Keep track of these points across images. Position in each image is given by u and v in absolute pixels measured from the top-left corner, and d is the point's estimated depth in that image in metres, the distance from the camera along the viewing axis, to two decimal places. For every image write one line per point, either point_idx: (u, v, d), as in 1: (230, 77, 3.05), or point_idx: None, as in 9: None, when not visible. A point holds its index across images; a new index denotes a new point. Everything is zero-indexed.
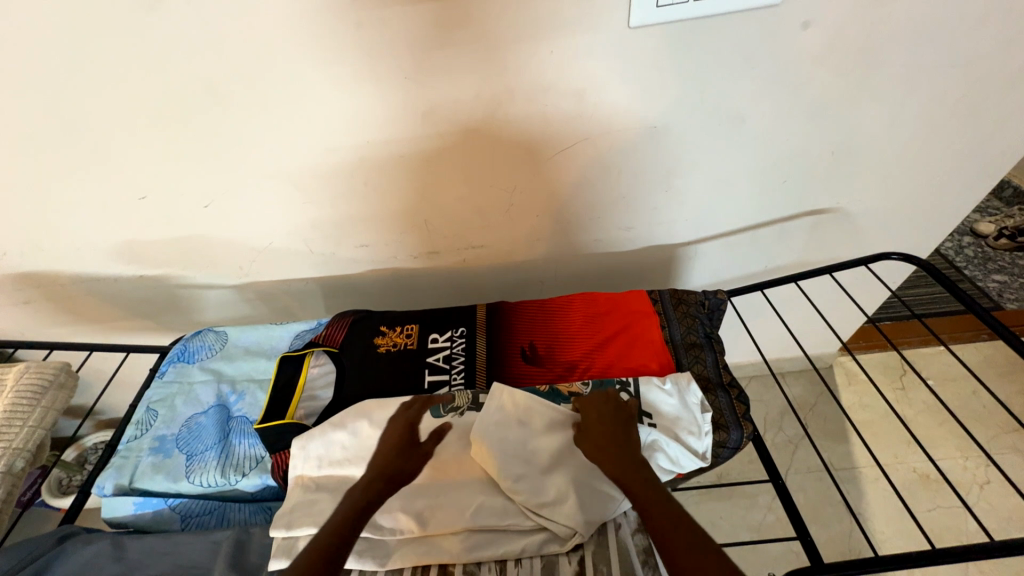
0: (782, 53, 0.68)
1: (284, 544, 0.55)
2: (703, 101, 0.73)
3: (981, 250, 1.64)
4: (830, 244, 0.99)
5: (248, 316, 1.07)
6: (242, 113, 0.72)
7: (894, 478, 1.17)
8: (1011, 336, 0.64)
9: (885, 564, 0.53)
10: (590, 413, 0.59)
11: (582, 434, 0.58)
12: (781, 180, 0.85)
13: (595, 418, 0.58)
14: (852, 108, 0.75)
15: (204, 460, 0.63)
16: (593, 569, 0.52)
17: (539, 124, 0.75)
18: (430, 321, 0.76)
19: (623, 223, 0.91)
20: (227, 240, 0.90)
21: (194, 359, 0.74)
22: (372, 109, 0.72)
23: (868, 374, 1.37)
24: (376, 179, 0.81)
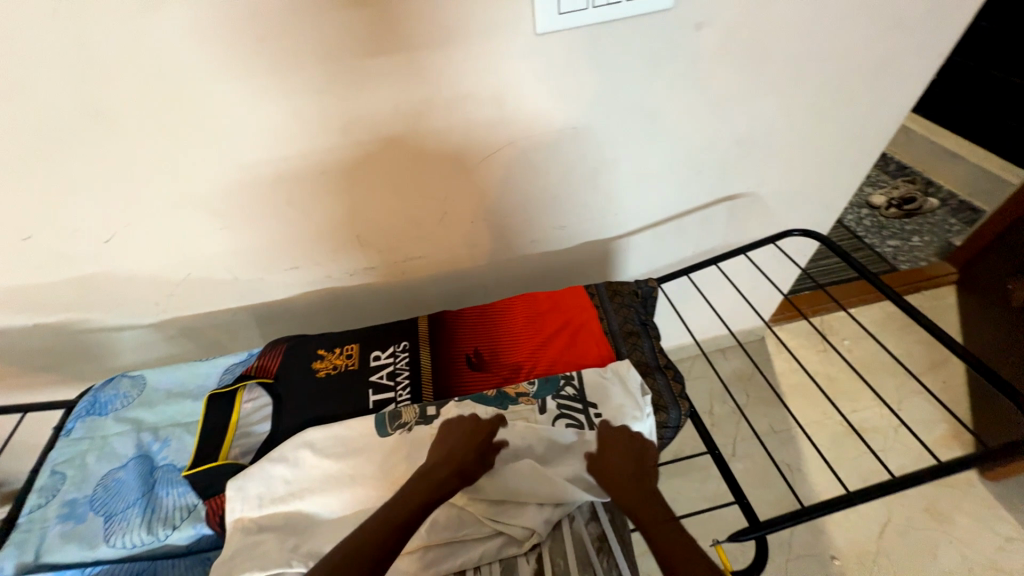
0: (681, 53, 0.73)
1: None
2: (615, 101, 0.76)
3: (877, 219, 1.84)
4: (747, 226, 1.08)
5: (173, 354, 0.98)
6: (138, 138, 0.66)
7: (824, 433, 1.28)
8: (895, 294, 0.72)
9: (813, 512, 0.57)
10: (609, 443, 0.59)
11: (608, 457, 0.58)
12: (696, 170, 0.91)
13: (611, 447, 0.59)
14: (747, 101, 0.82)
15: (126, 519, 0.57)
16: (550, 564, 0.53)
17: (462, 131, 0.75)
18: (370, 339, 0.74)
19: (557, 222, 0.93)
20: (138, 274, 0.83)
21: (107, 410, 0.67)
22: (284, 125, 0.69)
23: (794, 342, 1.50)
24: (300, 197, 0.78)
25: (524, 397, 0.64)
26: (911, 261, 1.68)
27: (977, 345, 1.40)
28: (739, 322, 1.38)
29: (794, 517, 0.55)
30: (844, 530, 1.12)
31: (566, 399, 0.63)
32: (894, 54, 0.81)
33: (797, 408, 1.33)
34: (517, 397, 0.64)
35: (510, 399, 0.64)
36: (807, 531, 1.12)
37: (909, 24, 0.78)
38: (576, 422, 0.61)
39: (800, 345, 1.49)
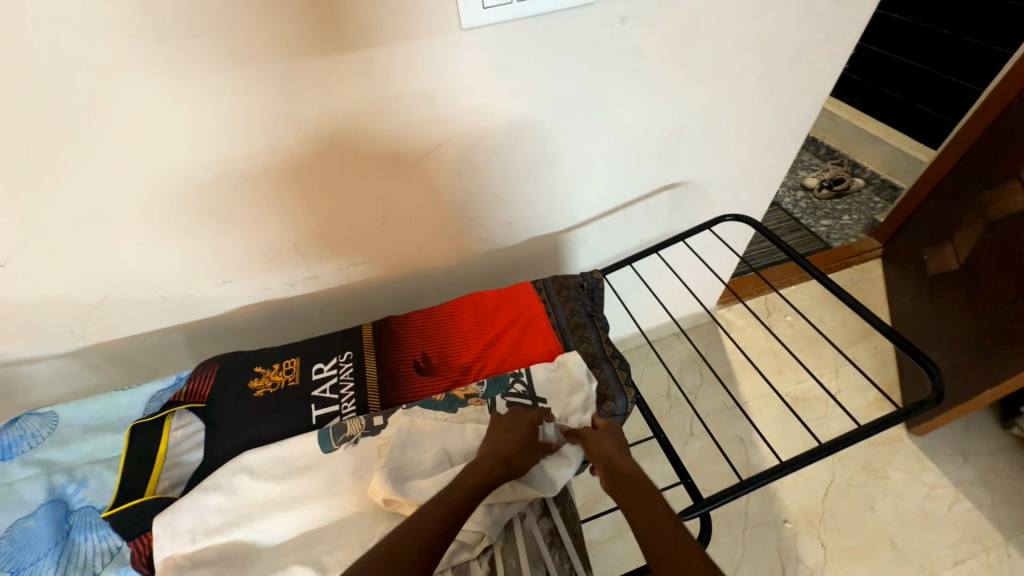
0: (609, 47, 0.74)
1: None
2: (549, 95, 0.76)
3: (811, 201, 1.96)
4: (688, 213, 1.11)
5: (97, 385, 0.91)
6: (25, 151, 0.60)
7: (773, 405, 1.36)
8: (818, 272, 0.77)
9: (747, 486, 0.59)
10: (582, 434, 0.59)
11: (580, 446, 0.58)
12: (635, 162, 0.93)
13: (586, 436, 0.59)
14: (676, 93, 0.85)
15: (37, 572, 0.52)
16: (503, 565, 0.53)
17: (395, 131, 0.73)
18: (311, 351, 0.70)
19: (503, 219, 0.93)
20: (47, 300, 0.75)
21: (13, 453, 0.61)
22: (195, 130, 0.64)
23: (742, 321, 1.57)
24: (224, 207, 0.73)
25: (473, 397, 0.64)
26: (842, 238, 1.80)
27: (900, 312, 1.52)
28: (690, 306, 1.44)
29: (734, 490, 0.58)
30: (794, 495, 1.19)
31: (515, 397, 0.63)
32: (807, 44, 0.86)
33: (747, 383, 1.40)
34: (467, 399, 0.63)
35: (459, 401, 0.63)
36: (761, 499, 1.18)
37: (819, 16, 0.83)
38: None
39: (747, 324, 1.57)
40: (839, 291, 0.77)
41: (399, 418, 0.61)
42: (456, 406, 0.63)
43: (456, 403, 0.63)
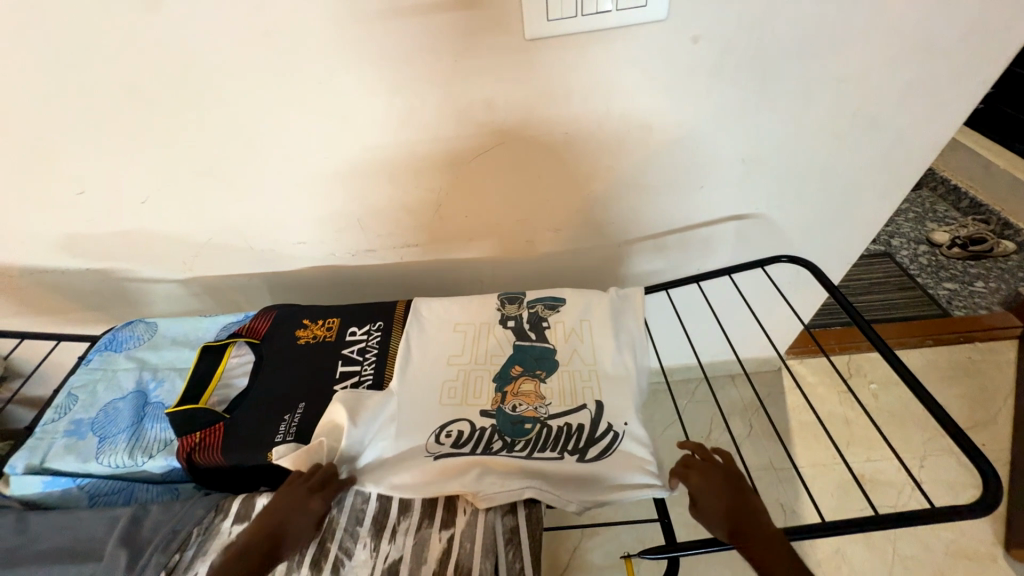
0: (676, 65, 0.72)
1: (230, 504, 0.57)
2: (610, 106, 0.77)
3: (935, 258, 1.73)
4: (757, 248, 1.03)
5: (195, 310, 1.09)
6: (168, 114, 0.76)
7: (830, 479, 1.26)
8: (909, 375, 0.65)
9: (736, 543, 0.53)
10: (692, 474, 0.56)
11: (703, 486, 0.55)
12: (697, 188, 0.90)
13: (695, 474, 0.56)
14: (750, 121, 0.80)
15: (115, 442, 0.65)
16: (458, 548, 0.52)
17: (461, 128, 0.79)
18: (351, 315, 0.79)
19: (551, 224, 0.95)
20: (168, 235, 0.93)
21: (121, 347, 0.76)
22: (299, 107, 0.76)
23: (815, 379, 1.44)
24: (315, 178, 0.85)
25: (494, 399, 0.67)
26: (968, 306, 1.57)
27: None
28: (747, 347, 1.36)
29: (720, 543, 0.53)
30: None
31: (519, 444, 0.61)
32: (924, 77, 0.75)
33: (805, 448, 1.32)
34: (527, 366, 0.70)
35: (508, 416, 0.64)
36: None
37: (941, 47, 0.72)
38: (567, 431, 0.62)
39: (818, 382, 1.43)
40: (909, 376, 0.65)
41: (422, 373, 0.70)
42: (514, 432, 0.63)
43: (479, 395, 0.67)
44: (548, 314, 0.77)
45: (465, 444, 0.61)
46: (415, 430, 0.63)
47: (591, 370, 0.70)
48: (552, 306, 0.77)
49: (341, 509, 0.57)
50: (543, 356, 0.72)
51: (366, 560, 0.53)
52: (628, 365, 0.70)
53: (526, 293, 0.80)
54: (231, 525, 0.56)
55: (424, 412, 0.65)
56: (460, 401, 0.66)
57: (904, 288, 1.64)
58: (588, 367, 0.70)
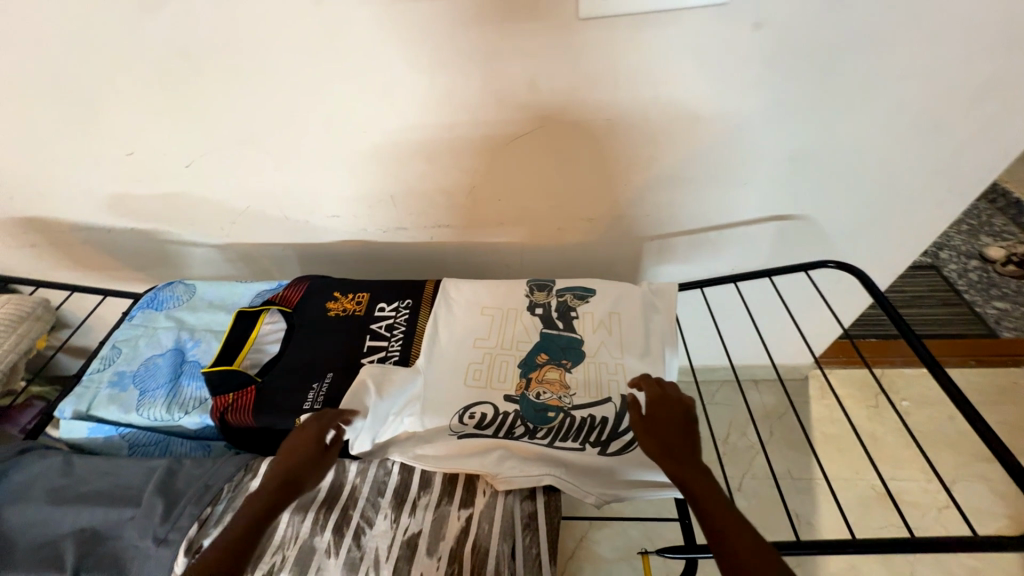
0: (734, 52, 0.68)
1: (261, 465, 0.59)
2: (658, 93, 0.74)
3: (986, 275, 1.63)
4: (798, 251, 0.98)
5: (230, 275, 1.13)
6: (215, 81, 0.76)
7: (851, 494, 1.23)
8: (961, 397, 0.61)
9: None
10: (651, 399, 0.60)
11: (654, 411, 0.59)
12: (741, 184, 0.86)
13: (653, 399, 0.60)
14: (807, 116, 0.75)
15: (154, 396, 0.68)
16: (477, 527, 0.53)
17: (502, 110, 0.77)
18: (381, 291, 0.79)
19: (585, 213, 0.93)
20: (209, 200, 0.95)
21: (162, 306, 0.79)
22: (341, 80, 0.75)
23: (843, 391, 1.39)
24: (353, 152, 0.85)
25: (518, 386, 0.67)
26: (1019, 328, 1.48)
27: None
28: (775, 352, 1.32)
29: None
30: None
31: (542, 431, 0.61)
32: (1007, 78, 0.69)
33: (827, 460, 1.28)
34: (553, 354, 0.69)
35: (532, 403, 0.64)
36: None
37: None
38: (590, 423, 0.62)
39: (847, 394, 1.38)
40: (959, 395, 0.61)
41: (449, 353, 0.71)
42: (537, 418, 0.63)
43: (504, 380, 0.67)
44: (577, 304, 0.76)
45: (488, 426, 0.62)
46: (439, 409, 0.64)
47: (618, 363, 0.69)
48: (581, 296, 0.76)
49: (364, 480, 0.58)
50: (570, 346, 0.71)
51: (386, 531, 0.53)
52: (657, 363, 0.69)
53: (556, 282, 0.79)
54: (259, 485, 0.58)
55: (448, 392, 0.66)
56: (485, 385, 0.67)
57: (949, 304, 1.55)
58: (615, 361, 0.69)
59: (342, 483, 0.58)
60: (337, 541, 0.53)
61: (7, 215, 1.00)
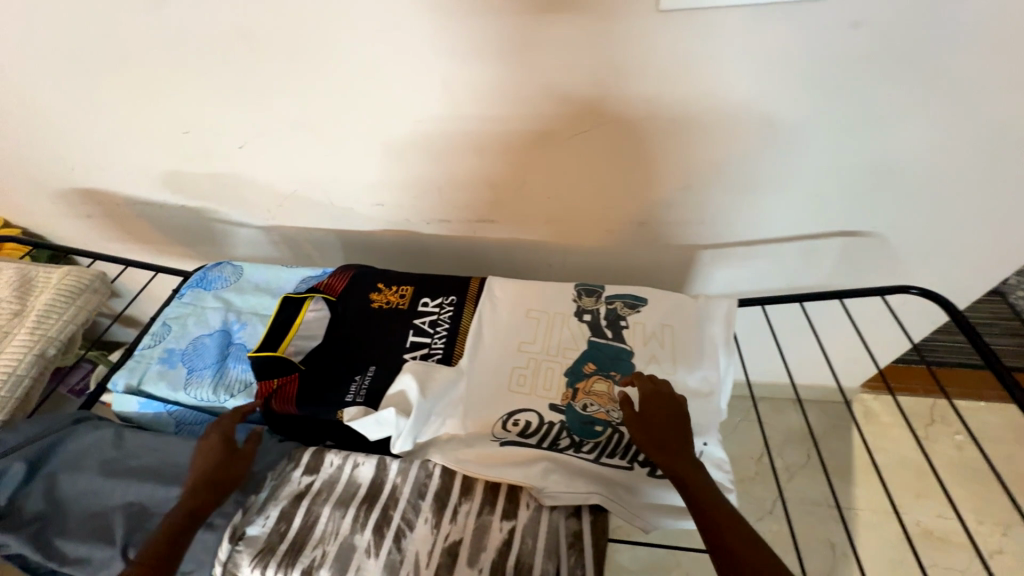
0: (823, 53, 0.63)
1: (306, 456, 0.59)
2: (732, 91, 0.68)
3: None
4: (862, 270, 0.92)
5: (272, 257, 1.14)
6: (273, 62, 0.75)
7: (893, 528, 1.16)
8: None
9: None
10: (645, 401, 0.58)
11: (647, 413, 0.57)
12: (811, 195, 0.80)
13: (647, 401, 0.58)
14: (896, 126, 0.69)
15: (202, 376, 0.68)
16: (520, 541, 0.52)
17: (561, 104, 0.74)
18: (424, 285, 0.78)
19: (636, 216, 0.89)
20: (257, 182, 0.95)
21: (210, 286, 0.80)
22: (396, 67, 0.73)
23: (890, 418, 1.32)
24: (403, 141, 0.84)
25: (565, 395, 0.64)
26: None
27: None
28: (820, 373, 1.26)
29: None
30: None
31: (588, 446, 0.59)
32: None
33: (869, 490, 1.22)
34: (601, 365, 0.67)
35: (577, 415, 0.62)
36: None
37: None
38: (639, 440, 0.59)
39: (895, 422, 1.30)
40: None
41: (492, 356, 0.69)
42: (584, 431, 0.60)
43: (549, 388, 0.65)
44: (627, 313, 0.72)
45: (532, 434, 0.60)
46: (481, 414, 0.62)
47: (669, 379, 0.66)
48: (631, 305, 0.73)
49: (405, 481, 0.57)
50: (618, 357, 0.68)
51: (427, 536, 0.52)
52: (709, 382, 0.65)
53: (605, 287, 0.76)
54: (302, 475, 0.58)
55: (491, 397, 0.64)
56: (529, 392, 0.65)
57: (1016, 335, 1.45)
58: (666, 376, 0.66)
59: (382, 481, 0.57)
60: (377, 542, 0.52)
61: (66, 185, 1.03)
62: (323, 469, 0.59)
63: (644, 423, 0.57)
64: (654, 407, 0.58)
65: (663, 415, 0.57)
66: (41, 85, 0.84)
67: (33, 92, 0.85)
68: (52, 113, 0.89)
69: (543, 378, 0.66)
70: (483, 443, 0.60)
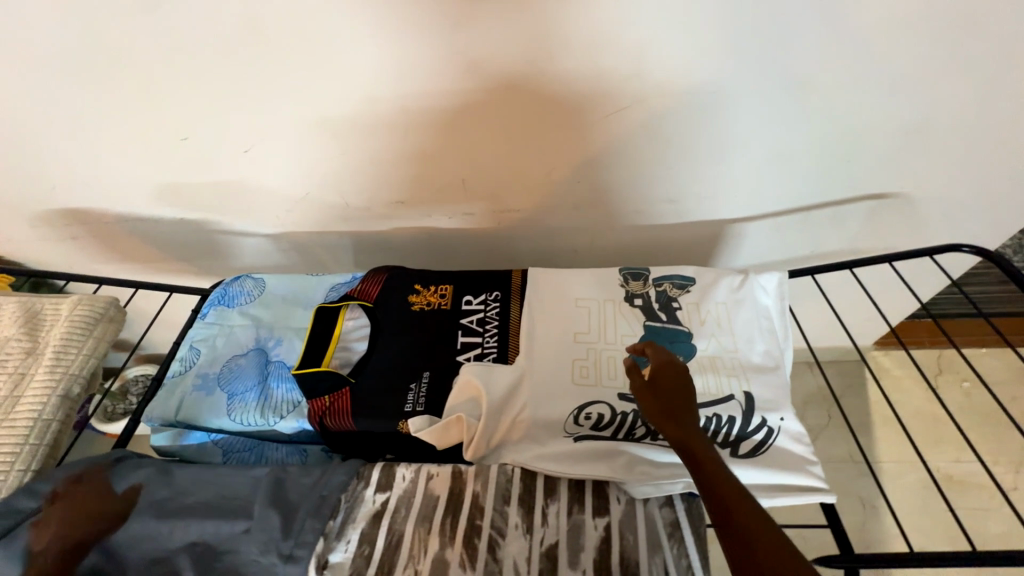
0: (869, 11, 0.61)
1: (377, 473, 0.57)
2: (773, 57, 0.66)
3: None
4: (889, 232, 0.92)
5: (282, 266, 1.08)
6: (278, 56, 0.69)
7: (916, 478, 1.21)
8: None
9: (927, 560, 0.49)
10: (656, 369, 0.55)
11: (658, 382, 0.54)
12: (845, 162, 0.79)
13: (657, 369, 0.55)
14: (936, 85, 0.68)
15: (244, 400, 0.64)
16: (620, 537, 0.50)
17: (594, 82, 0.70)
18: (464, 282, 0.75)
19: (667, 194, 0.87)
20: (264, 187, 0.89)
21: (233, 303, 0.74)
22: (416, 53, 0.68)
23: (902, 372, 1.36)
24: (423, 133, 0.79)
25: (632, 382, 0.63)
26: None
27: None
28: (837, 335, 1.28)
29: (902, 559, 0.49)
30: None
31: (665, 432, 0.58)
32: None
33: (891, 444, 1.26)
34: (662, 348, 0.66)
35: None
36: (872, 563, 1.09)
37: None
38: (716, 420, 0.59)
39: (907, 376, 1.35)
40: None
41: (550, 350, 0.66)
42: None
43: (615, 377, 0.63)
44: (678, 294, 0.71)
45: (606, 427, 0.59)
46: (551, 412, 0.60)
47: (733, 357, 0.65)
48: (681, 285, 0.71)
49: (486, 488, 0.55)
50: (677, 339, 0.67)
51: (522, 543, 0.50)
52: (776, 355, 0.65)
53: (651, 270, 0.74)
54: (374, 493, 0.55)
55: (558, 393, 0.62)
56: (595, 383, 0.63)
57: None
58: (730, 353, 0.65)
59: (462, 491, 0.55)
60: (471, 555, 0.50)
61: (48, 207, 0.94)
62: (396, 485, 0.56)
63: (654, 392, 0.53)
64: (664, 375, 0.54)
65: (673, 382, 0.53)
66: (14, 96, 0.75)
67: (5, 105, 0.77)
68: (28, 126, 0.80)
69: (607, 368, 0.64)
70: (558, 441, 0.58)
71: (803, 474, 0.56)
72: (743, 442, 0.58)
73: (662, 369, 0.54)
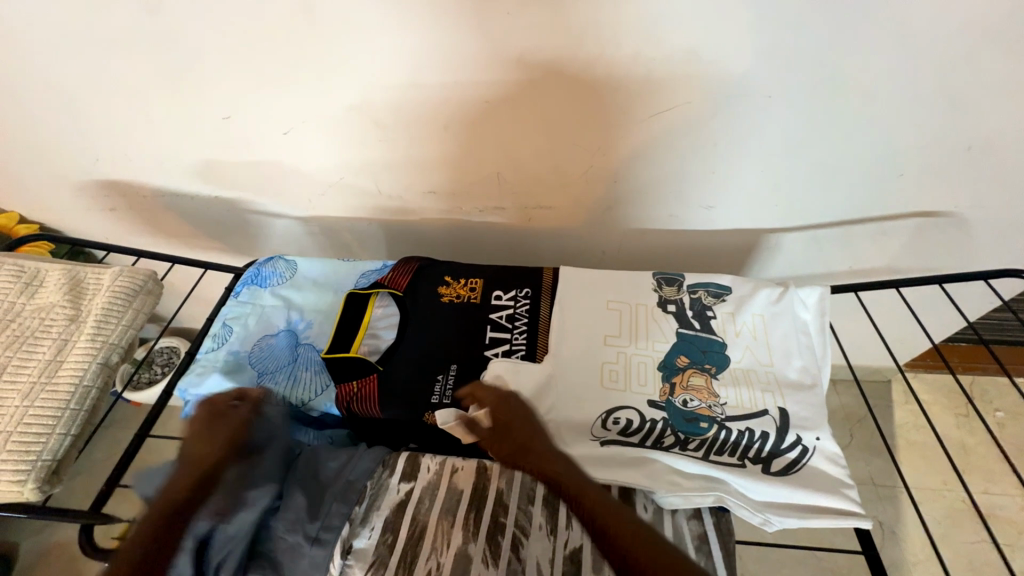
0: (943, 20, 0.58)
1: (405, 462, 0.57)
2: (834, 63, 0.63)
3: None
4: (934, 253, 0.88)
5: (309, 248, 1.08)
6: (325, 39, 0.69)
7: (938, 506, 1.17)
8: None
9: None
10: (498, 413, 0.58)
11: (502, 427, 0.57)
12: (897, 176, 0.76)
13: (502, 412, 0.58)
14: (1007, 102, 0.64)
15: (274, 380, 0.65)
16: None
17: (642, 80, 0.68)
18: (494, 277, 0.74)
19: (705, 200, 0.84)
20: (298, 169, 0.90)
21: (265, 283, 0.75)
22: (462, 43, 0.67)
23: (930, 397, 1.32)
24: (461, 124, 0.78)
25: (662, 390, 0.62)
26: None
27: None
28: (866, 354, 1.25)
29: None
30: None
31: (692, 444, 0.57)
32: None
33: (914, 470, 1.22)
34: (695, 357, 0.64)
35: (678, 411, 0.60)
36: None
37: None
38: (749, 435, 0.58)
39: (935, 401, 1.31)
40: None
41: (579, 351, 0.65)
42: (687, 427, 0.58)
43: (644, 383, 0.62)
44: (712, 303, 0.69)
45: (633, 433, 0.58)
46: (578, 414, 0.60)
47: (767, 371, 0.63)
48: (717, 294, 0.69)
49: (511, 486, 0.54)
50: (710, 349, 0.65)
51: (546, 544, 0.50)
52: (814, 373, 0.63)
53: (685, 276, 0.72)
54: (399, 482, 0.55)
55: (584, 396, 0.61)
56: (623, 388, 0.62)
57: None
58: (764, 367, 0.64)
59: (486, 487, 0.54)
60: (495, 552, 0.50)
61: (90, 177, 0.96)
62: (420, 475, 0.56)
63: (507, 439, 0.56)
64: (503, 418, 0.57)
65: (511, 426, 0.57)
66: (66, 66, 0.77)
67: (55, 73, 0.78)
68: (77, 96, 0.81)
69: (636, 373, 0.63)
70: (585, 444, 0.57)
71: (839, 497, 0.54)
72: (777, 460, 0.57)
73: (495, 411, 0.58)
